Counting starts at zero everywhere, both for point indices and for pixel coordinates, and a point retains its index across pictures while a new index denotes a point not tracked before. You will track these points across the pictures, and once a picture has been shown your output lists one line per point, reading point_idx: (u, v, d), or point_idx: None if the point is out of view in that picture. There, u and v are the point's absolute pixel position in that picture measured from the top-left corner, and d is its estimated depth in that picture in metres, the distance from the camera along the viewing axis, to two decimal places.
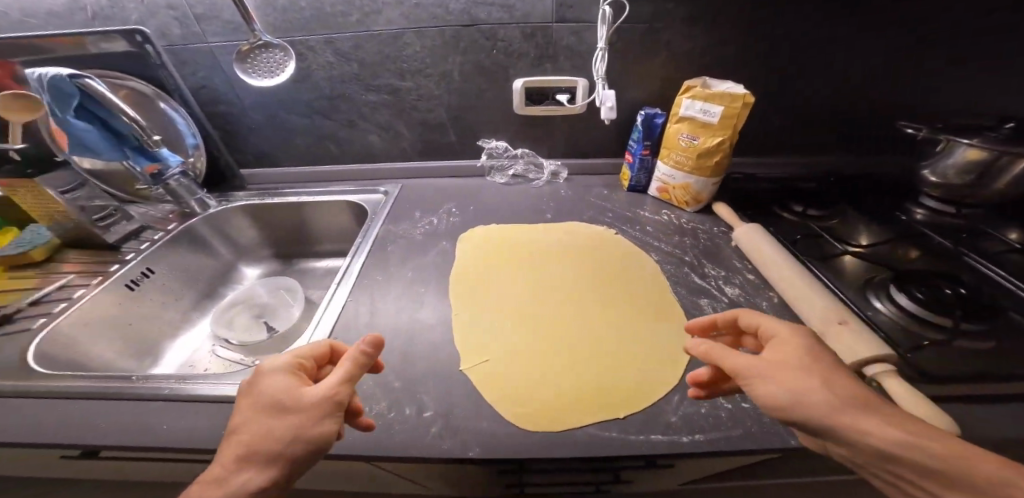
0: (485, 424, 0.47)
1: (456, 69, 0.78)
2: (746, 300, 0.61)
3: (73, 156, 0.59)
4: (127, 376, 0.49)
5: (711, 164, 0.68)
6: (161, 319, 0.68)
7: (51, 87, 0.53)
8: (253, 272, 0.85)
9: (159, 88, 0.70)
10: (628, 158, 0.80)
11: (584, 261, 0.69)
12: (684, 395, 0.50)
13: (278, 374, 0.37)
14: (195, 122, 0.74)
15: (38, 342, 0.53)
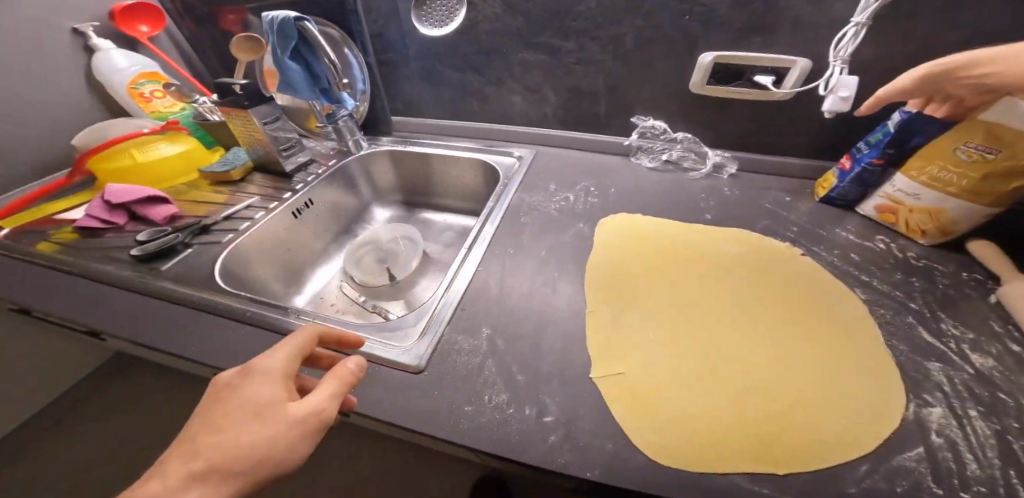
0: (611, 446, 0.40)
1: (631, 32, 0.67)
2: (1003, 377, 0.42)
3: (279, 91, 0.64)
4: (284, 307, 0.51)
5: (996, 190, 0.48)
6: (308, 247, 0.74)
7: (281, 29, 0.59)
8: (383, 214, 0.89)
9: (345, 33, 0.74)
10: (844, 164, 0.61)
11: (755, 277, 0.56)
12: (876, 468, 0.36)
13: (271, 378, 0.32)
14: (367, 68, 0.77)
15: (224, 255, 0.59)
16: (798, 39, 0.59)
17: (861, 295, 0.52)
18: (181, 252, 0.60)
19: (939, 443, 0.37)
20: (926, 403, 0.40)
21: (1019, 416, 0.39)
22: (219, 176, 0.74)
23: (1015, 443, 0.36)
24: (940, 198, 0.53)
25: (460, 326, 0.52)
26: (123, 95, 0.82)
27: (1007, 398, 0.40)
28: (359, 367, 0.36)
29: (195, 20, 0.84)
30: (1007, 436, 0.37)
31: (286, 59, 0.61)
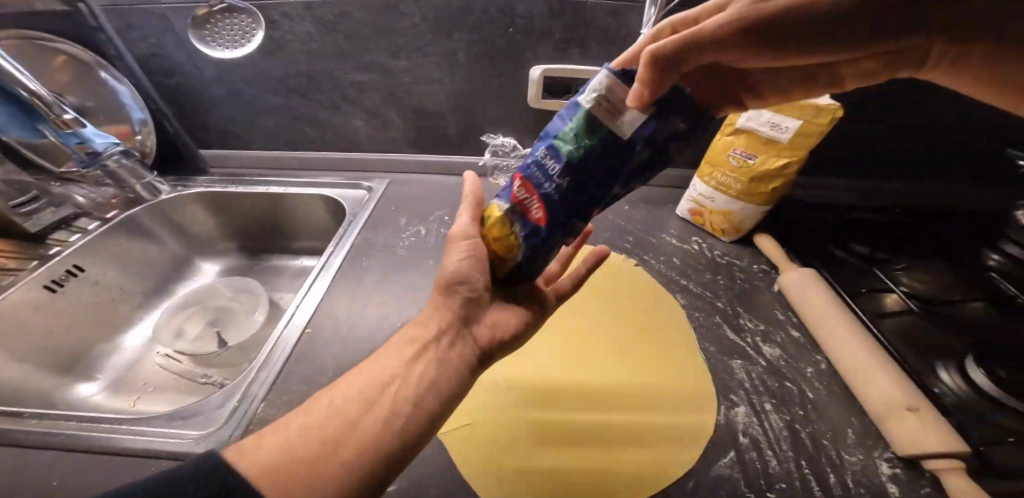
0: None
1: (463, 49, 0.65)
2: (787, 364, 0.48)
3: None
4: (25, 412, 0.42)
5: (768, 190, 0.55)
6: (88, 325, 0.57)
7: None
8: (212, 268, 0.74)
9: (95, 53, 0.56)
10: None
11: (593, 294, 0.60)
12: (699, 481, 0.38)
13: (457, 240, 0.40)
14: (141, 94, 0.60)
15: None
16: (610, 55, 0.62)
17: (682, 300, 0.58)
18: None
19: (746, 443, 0.41)
20: (733, 404, 0.44)
21: (800, 402, 0.44)
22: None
23: (801, 431, 0.41)
24: (728, 201, 0.59)
25: (282, 398, 0.43)
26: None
27: (792, 386, 0.46)
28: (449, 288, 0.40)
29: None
30: (796, 425, 0.42)
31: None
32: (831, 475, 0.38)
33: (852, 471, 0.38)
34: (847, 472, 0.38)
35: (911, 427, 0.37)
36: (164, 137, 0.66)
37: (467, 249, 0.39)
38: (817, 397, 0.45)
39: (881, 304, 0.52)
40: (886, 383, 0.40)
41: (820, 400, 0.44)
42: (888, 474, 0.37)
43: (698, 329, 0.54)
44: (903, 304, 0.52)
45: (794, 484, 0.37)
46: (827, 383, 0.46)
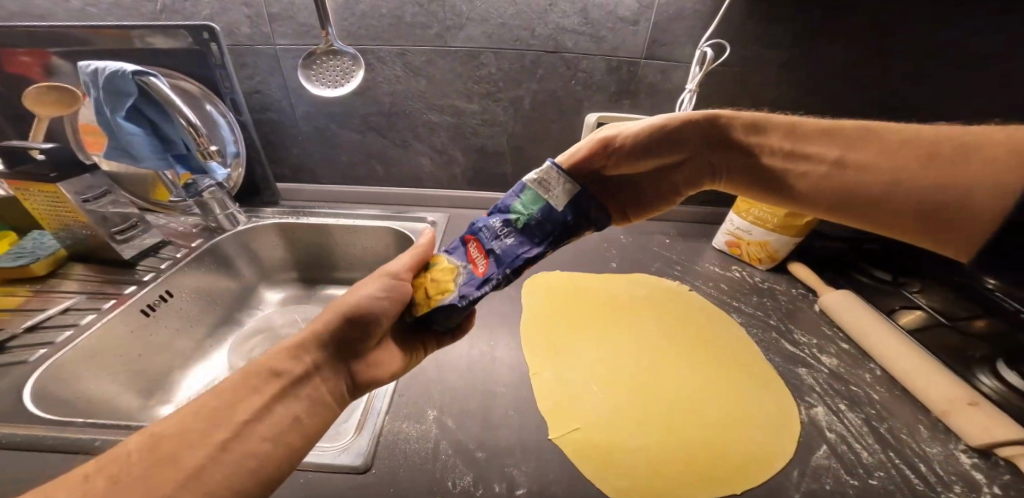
0: None
1: (529, 96, 0.73)
2: (847, 371, 0.55)
3: (117, 159, 0.54)
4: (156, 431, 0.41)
5: (801, 223, 0.65)
6: (172, 348, 0.58)
7: (108, 84, 0.48)
8: (276, 296, 0.75)
9: (206, 87, 0.64)
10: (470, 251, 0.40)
11: (659, 314, 0.65)
12: (804, 470, 0.44)
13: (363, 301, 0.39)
14: (239, 127, 0.68)
15: (32, 380, 0.43)
16: (657, 104, 0.72)
17: (738, 317, 0.65)
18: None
19: (834, 436, 0.47)
20: (811, 405, 0.51)
21: (869, 402, 0.51)
22: (7, 271, 0.54)
23: (880, 426, 0.48)
24: (766, 233, 0.69)
25: (403, 411, 0.46)
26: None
27: (857, 389, 0.53)
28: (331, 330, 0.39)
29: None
30: (873, 422, 0.48)
31: (119, 120, 0.50)
32: (921, 465, 0.44)
33: (937, 461, 0.44)
34: (934, 462, 0.44)
35: (976, 419, 0.45)
36: (250, 176, 0.73)
37: (384, 288, 0.41)
38: (881, 398, 0.51)
39: (913, 320, 0.61)
40: (942, 386, 0.49)
41: (885, 400, 0.51)
42: (971, 463, 0.44)
43: (760, 342, 0.61)
44: (930, 319, 0.61)
45: (888, 471, 0.43)
46: (889, 388, 0.53)
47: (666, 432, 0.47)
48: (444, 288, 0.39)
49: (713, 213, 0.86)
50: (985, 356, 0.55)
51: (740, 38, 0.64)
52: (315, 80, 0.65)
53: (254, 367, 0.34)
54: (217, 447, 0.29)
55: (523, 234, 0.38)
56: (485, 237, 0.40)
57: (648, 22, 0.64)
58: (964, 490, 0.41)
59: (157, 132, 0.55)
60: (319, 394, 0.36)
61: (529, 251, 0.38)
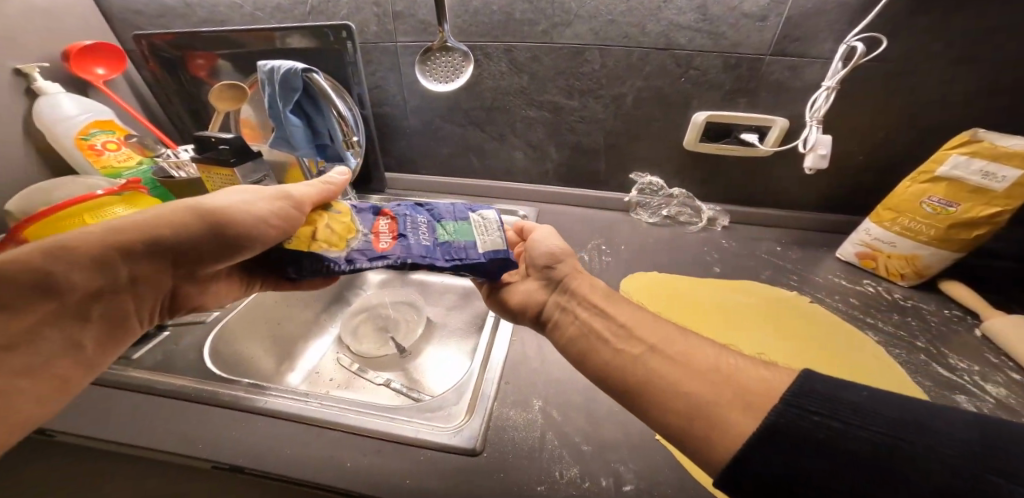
0: None
1: (632, 93, 0.70)
2: (1020, 403, 0.47)
3: (278, 147, 0.60)
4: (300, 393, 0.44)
5: (964, 238, 0.56)
6: (299, 317, 0.65)
7: (284, 82, 0.54)
8: (378, 278, 0.76)
9: (338, 83, 0.70)
10: (379, 237, 0.45)
11: (777, 326, 0.58)
12: None
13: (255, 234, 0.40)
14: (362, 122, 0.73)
15: (210, 340, 0.53)
16: (780, 102, 0.66)
17: (874, 336, 0.56)
18: (157, 336, 0.52)
19: None
20: None
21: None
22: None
23: None
24: (915, 246, 0.60)
25: (509, 398, 0.46)
26: (73, 148, 0.67)
27: None
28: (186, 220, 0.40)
29: (159, 62, 0.75)
30: None
31: (288, 113, 0.56)
32: None
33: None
34: None
35: None
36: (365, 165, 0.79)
37: (281, 215, 0.41)
38: None
39: None
40: None
41: None
42: None
43: (904, 364, 0.52)
44: None
45: None
46: None
47: None
48: (335, 242, 0.42)
49: (834, 223, 0.77)
50: None
51: (894, 27, 0.56)
52: (429, 75, 0.68)
53: (118, 234, 0.37)
54: (78, 350, 0.34)
55: (438, 242, 0.44)
56: (409, 238, 0.44)
57: (779, 16, 0.58)
58: None
59: (311, 126, 0.61)
60: (142, 301, 0.40)
61: (434, 260, 0.43)
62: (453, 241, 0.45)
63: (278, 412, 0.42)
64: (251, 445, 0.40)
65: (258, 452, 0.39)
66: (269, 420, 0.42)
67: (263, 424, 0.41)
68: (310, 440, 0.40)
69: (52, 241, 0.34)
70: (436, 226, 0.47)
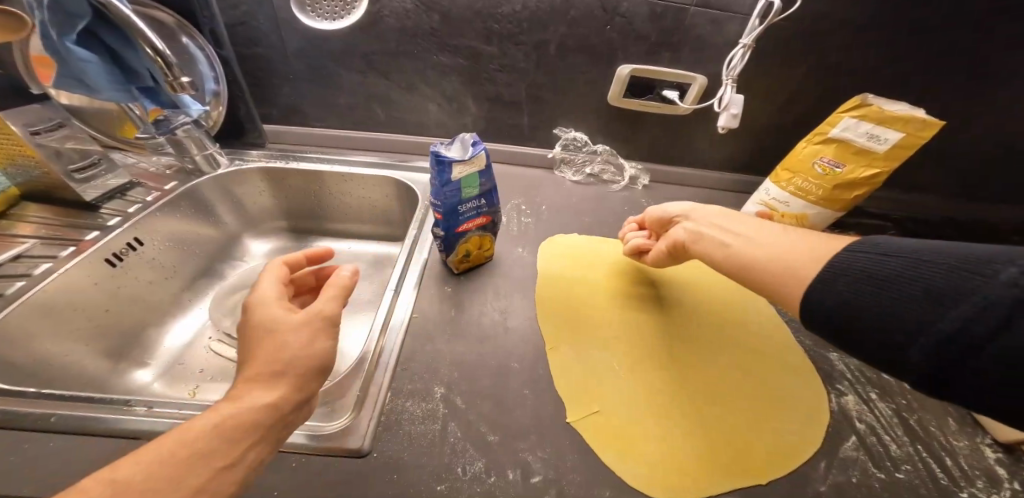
0: (607, 494, 0.38)
1: (556, 41, 0.63)
2: None
3: (73, 93, 0.47)
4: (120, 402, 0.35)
5: (847, 197, 0.61)
6: (147, 303, 0.52)
7: (54, 3, 0.41)
8: (262, 248, 0.69)
9: (183, 17, 0.56)
10: (462, 234, 0.49)
11: (689, 291, 0.61)
12: (830, 462, 0.43)
13: (268, 302, 0.34)
14: (220, 63, 0.60)
15: None
16: (701, 59, 0.63)
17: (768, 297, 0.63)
18: None
19: (863, 428, 0.46)
20: (842, 393, 0.50)
21: (900, 391, 0.51)
22: None
23: (910, 417, 0.47)
24: (805, 205, 0.64)
25: (406, 388, 0.43)
26: None
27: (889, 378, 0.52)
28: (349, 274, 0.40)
29: None
30: (903, 413, 0.48)
31: (70, 45, 0.43)
32: (948, 458, 0.44)
33: (963, 455, 0.45)
34: (960, 456, 0.44)
35: None
36: (232, 115, 0.65)
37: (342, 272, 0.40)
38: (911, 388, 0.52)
39: None
40: None
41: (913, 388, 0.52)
42: (995, 457, 0.44)
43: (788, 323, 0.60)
44: None
45: (915, 464, 0.43)
46: None
47: (692, 414, 0.45)
48: (463, 247, 0.51)
49: (741, 182, 0.80)
50: None
51: None
52: (310, 10, 0.56)
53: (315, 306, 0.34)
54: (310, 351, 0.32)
55: (485, 194, 0.48)
56: (460, 216, 0.48)
57: None
58: (985, 485, 0.42)
59: (118, 62, 0.49)
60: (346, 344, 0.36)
61: (490, 203, 0.50)
62: (480, 183, 0.47)
63: (85, 426, 0.32)
64: (43, 469, 0.30)
65: (53, 478, 0.30)
66: (72, 438, 0.32)
67: (59, 443, 0.31)
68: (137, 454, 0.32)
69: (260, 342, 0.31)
70: (460, 194, 0.46)
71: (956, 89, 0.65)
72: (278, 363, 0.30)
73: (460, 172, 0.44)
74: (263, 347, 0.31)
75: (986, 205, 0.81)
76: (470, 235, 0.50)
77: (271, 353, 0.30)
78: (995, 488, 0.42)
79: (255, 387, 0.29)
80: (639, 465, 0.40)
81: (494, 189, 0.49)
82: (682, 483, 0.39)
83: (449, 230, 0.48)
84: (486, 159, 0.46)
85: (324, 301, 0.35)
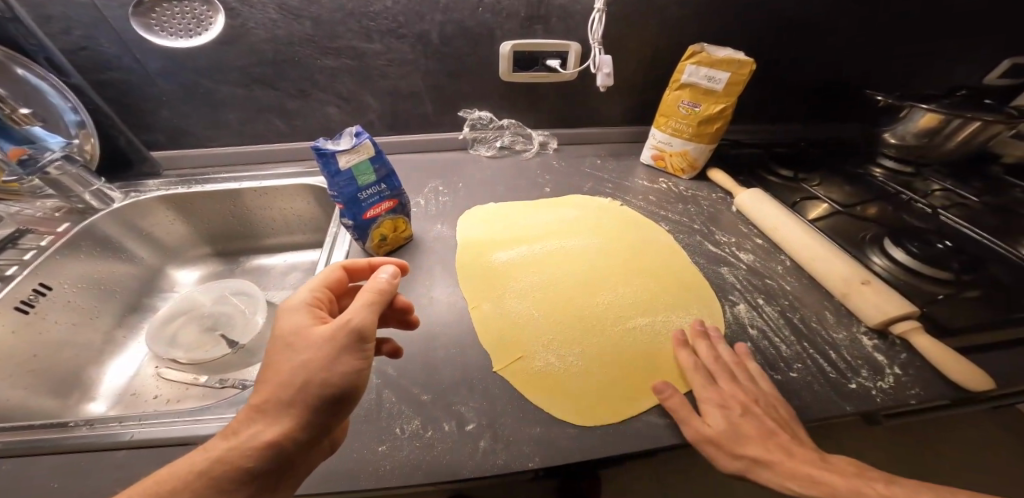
0: (539, 429, 0.44)
1: (435, 29, 0.67)
2: (761, 264, 0.68)
3: None
4: (65, 423, 0.37)
5: (709, 131, 0.73)
6: (72, 344, 0.52)
7: None
8: (190, 275, 0.71)
9: (8, 49, 0.54)
10: (371, 219, 0.55)
11: (599, 237, 0.69)
12: None
13: (298, 311, 0.38)
14: (73, 92, 0.59)
15: None
16: (569, 27, 0.70)
17: (666, 228, 0.74)
18: None
19: (755, 333, 0.56)
20: (735, 302, 0.61)
21: (781, 293, 0.62)
22: None
23: (792, 316, 0.59)
24: (683, 143, 0.77)
25: None
26: None
27: (772, 282, 0.65)
28: (389, 278, 0.40)
29: None
30: (786, 311, 0.60)
31: None
32: (832, 352, 0.54)
33: (844, 345, 0.55)
34: (841, 347, 0.55)
35: (867, 296, 0.57)
36: (110, 145, 0.65)
37: (389, 272, 0.41)
38: (791, 287, 0.64)
39: (827, 213, 0.77)
40: (839, 266, 0.61)
41: (794, 288, 0.64)
42: (868, 342, 0.55)
43: (685, 247, 0.71)
44: (831, 209, 0.77)
45: (805, 361, 0.53)
46: (791, 274, 0.66)
47: (604, 348, 0.53)
48: (380, 231, 0.56)
49: (635, 133, 0.89)
50: (876, 237, 0.71)
51: None
52: (158, 29, 0.58)
53: (342, 322, 0.35)
54: (324, 383, 0.33)
55: (383, 178, 0.54)
56: (365, 202, 0.53)
57: None
58: (868, 372, 0.51)
59: None
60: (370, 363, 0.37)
61: (392, 186, 0.55)
62: (374, 168, 0.52)
63: (41, 448, 0.35)
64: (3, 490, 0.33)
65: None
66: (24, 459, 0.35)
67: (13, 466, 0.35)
68: (85, 471, 0.34)
69: (285, 363, 0.34)
70: (356, 183, 0.51)
71: (784, 24, 0.76)
72: (296, 391, 0.33)
73: (349, 160, 0.50)
74: (276, 369, 0.34)
75: (841, 120, 0.95)
76: (381, 218, 0.55)
77: (284, 378, 0.33)
78: (878, 375, 0.51)
79: (265, 415, 0.33)
80: (562, 403, 0.46)
81: (392, 174, 0.55)
82: (598, 413, 0.45)
83: (356, 217, 0.53)
84: (374, 146, 0.52)
85: (353, 310, 0.36)
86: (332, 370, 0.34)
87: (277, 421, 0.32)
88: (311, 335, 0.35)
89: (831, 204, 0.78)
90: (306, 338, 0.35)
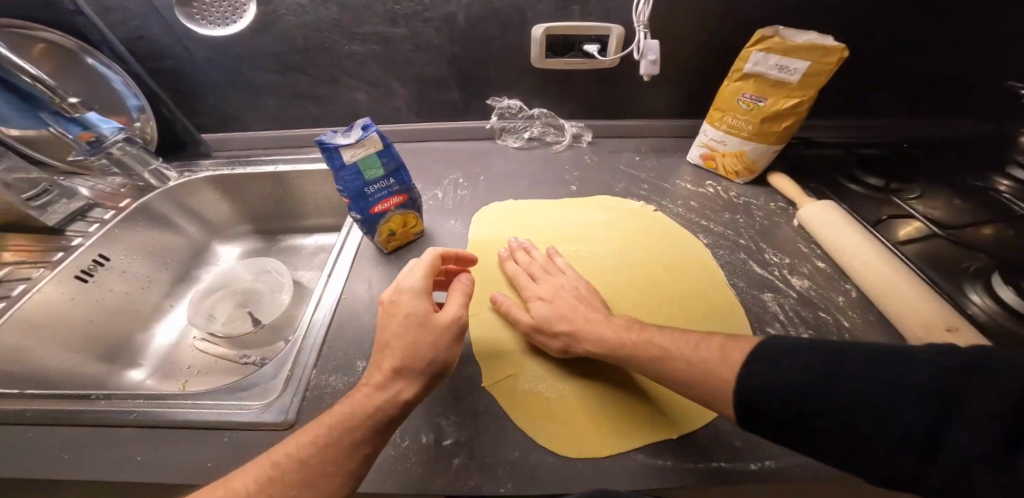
0: (517, 452, 0.42)
1: (461, 11, 0.62)
2: (817, 294, 0.57)
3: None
4: (87, 397, 0.43)
5: (776, 130, 0.62)
6: (124, 311, 0.60)
7: None
8: (231, 251, 0.76)
9: (80, 40, 0.59)
10: (378, 214, 0.54)
11: (623, 245, 0.63)
12: None
13: (416, 293, 0.41)
14: (132, 78, 0.64)
15: None
16: (610, 6, 0.62)
17: (704, 241, 0.65)
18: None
19: None
20: None
21: (835, 329, 0.52)
22: None
23: None
24: (740, 143, 0.66)
25: (331, 364, 0.46)
26: None
27: (827, 317, 0.54)
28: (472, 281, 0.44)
29: None
30: None
31: None
32: None
33: None
34: None
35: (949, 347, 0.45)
36: (167, 128, 0.70)
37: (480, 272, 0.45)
38: (851, 325, 0.53)
39: (916, 234, 0.62)
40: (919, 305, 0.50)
41: (855, 327, 0.53)
42: None
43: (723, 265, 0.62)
44: (926, 230, 0.62)
45: None
46: (855, 309, 0.55)
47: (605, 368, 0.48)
48: (387, 227, 0.56)
49: (685, 126, 0.79)
50: (982, 267, 0.56)
51: None
52: (200, 18, 0.60)
53: (459, 315, 0.40)
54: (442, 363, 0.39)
55: (392, 173, 0.53)
56: (372, 197, 0.53)
57: None
58: None
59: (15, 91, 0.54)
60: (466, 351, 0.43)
61: (401, 181, 0.54)
62: (383, 163, 0.51)
63: (65, 419, 0.41)
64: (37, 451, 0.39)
65: (42, 465, 0.38)
66: (44, 429, 0.40)
67: (37, 433, 0.40)
68: (98, 443, 0.39)
69: (420, 341, 0.38)
70: (363, 178, 0.51)
71: None
72: (421, 367, 0.38)
73: (356, 156, 0.49)
74: (406, 344, 0.38)
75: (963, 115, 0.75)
76: (389, 214, 0.55)
77: (415, 354, 0.38)
78: None
79: (404, 378, 0.38)
80: (546, 426, 0.44)
81: (403, 169, 0.54)
82: (580, 441, 0.42)
83: (363, 212, 0.53)
84: (382, 140, 0.50)
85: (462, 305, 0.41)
86: (449, 353, 0.39)
87: (410, 387, 0.37)
88: (432, 319, 0.39)
89: (922, 223, 0.63)
90: (431, 323, 0.39)
